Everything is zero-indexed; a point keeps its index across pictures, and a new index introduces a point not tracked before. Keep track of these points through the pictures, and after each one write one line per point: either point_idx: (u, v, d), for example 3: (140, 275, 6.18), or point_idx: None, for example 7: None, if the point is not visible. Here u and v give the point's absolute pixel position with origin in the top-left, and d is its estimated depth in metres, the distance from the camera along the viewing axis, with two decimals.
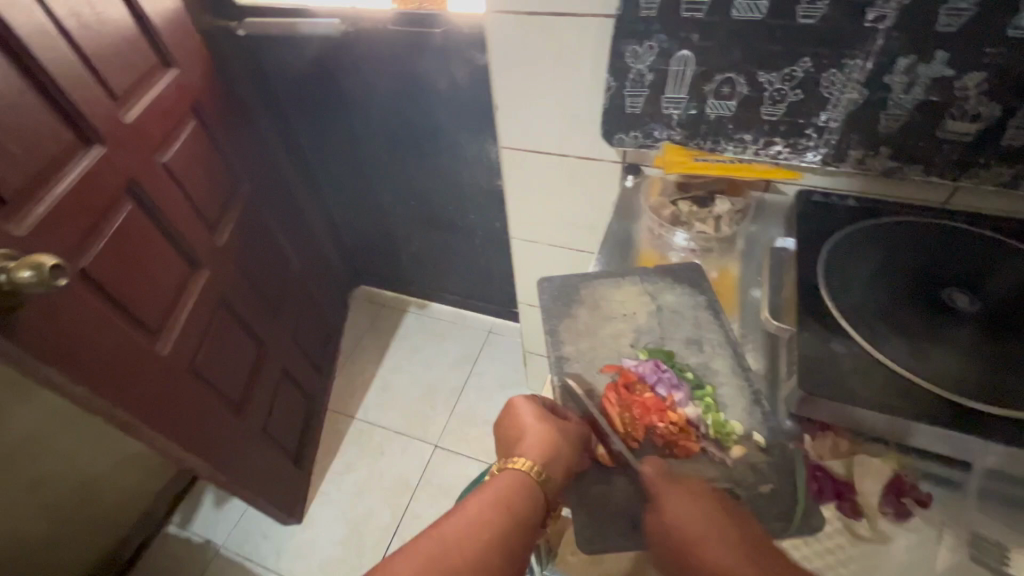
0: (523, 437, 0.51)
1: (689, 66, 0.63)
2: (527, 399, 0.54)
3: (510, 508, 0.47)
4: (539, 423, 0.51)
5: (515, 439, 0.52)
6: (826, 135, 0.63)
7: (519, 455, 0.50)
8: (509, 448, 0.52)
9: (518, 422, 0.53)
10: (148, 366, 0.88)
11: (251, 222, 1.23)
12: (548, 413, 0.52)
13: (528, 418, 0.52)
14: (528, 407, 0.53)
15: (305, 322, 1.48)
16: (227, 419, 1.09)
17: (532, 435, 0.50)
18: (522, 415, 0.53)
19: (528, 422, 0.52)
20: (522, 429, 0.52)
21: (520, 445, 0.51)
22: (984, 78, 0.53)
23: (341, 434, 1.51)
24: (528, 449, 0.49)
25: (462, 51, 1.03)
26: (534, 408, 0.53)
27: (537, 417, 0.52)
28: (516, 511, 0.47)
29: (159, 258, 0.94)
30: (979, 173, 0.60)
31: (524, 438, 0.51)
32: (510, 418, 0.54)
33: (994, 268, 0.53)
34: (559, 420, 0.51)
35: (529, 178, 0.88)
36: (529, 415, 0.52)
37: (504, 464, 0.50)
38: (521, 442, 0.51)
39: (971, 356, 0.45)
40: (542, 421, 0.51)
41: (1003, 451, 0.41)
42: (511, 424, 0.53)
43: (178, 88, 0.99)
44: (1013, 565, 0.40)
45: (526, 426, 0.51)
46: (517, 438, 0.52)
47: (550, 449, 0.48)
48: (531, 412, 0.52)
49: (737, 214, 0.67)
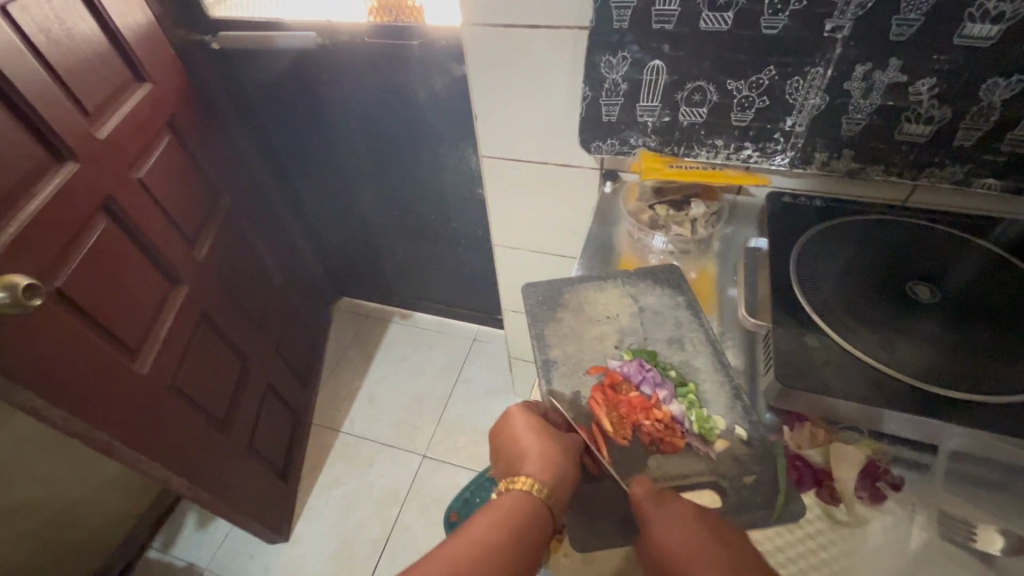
0: (522, 454, 0.50)
1: (661, 75, 0.66)
2: (521, 413, 0.53)
3: (515, 531, 0.45)
4: (537, 439, 0.51)
5: (513, 456, 0.51)
6: (793, 139, 0.66)
7: (520, 473, 0.49)
8: (507, 466, 0.51)
9: (516, 438, 0.52)
10: (128, 385, 0.86)
11: (230, 236, 1.22)
12: (543, 426, 0.52)
13: (525, 433, 0.52)
14: (523, 421, 0.53)
15: (288, 336, 1.46)
16: (211, 437, 1.07)
17: (531, 452, 0.50)
18: (519, 432, 0.52)
19: (528, 437, 0.51)
20: (519, 446, 0.51)
21: (519, 462, 0.50)
22: (935, 84, 0.57)
23: (327, 448, 1.49)
24: (529, 467, 0.49)
25: (441, 63, 1.04)
26: (529, 421, 0.53)
27: (534, 431, 0.52)
28: (521, 533, 0.46)
29: (137, 276, 0.92)
30: (936, 172, 0.63)
31: (522, 455, 0.50)
32: (505, 433, 0.53)
33: (954, 261, 0.56)
34: (554, 432, 0.52)
35: (510, 187, 0.90)
36: (526, 430, 0.52)
37: (504, 484, 0.49)
38: (520, 460, 0.50)
39: (935, 345, 0.48)
40: (539, 436, 0.51)
41: (965, 431, 0.44)
42: (508, 441, 0.52)
43: (153, 103, 0.98)
44: (978, 539, 0.43)
45: (523, 444, 0.51)
46: (514, 455, 0.51)
47: (551, 465, 0.48)
48: (527, 426, 0.52)
49: (711, 217, 0.70)
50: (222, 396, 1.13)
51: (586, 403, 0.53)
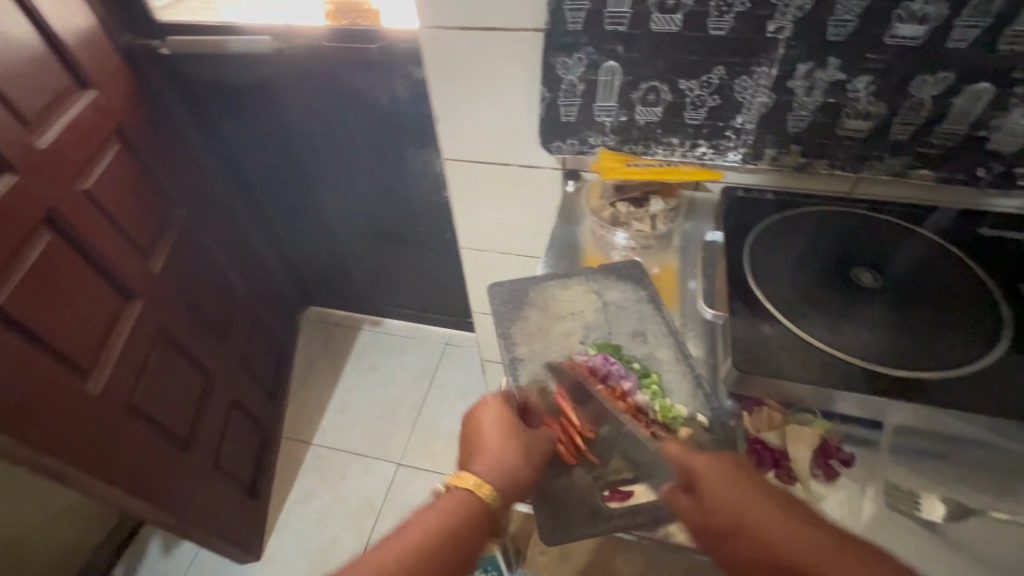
0: (481, 451, 0.50)
1: (616, 76, 0.67)
2: (493, 404, 0.53)
3: (453, 530, 0.47)
4: (500, 436, 0.50)
5: (471, 449, 0.52)
6: (743, 136, 0.69)
7: (473, 471, 0.49)
8: (465, 457, 0.52)
9: (481, 434, 0.52)
10: (79, 407, 0.82)
11: (189, 246, 1.17)
12: (512, 420, 0.52)
13: (490, 427, 0.51)
14: (493, 413, 0.52)
15: (255, 348, 1.42)
16: (174, 456, 1.03)
17: (489, 451, 0.50)
18: (486, 429, 0.51)
19: (494, 438, 0.51)
20: (481, 441, 0.51)
21: (476, 459, 0.50)
22: (870, 81, 0.60)
23: (298, 461, 1.45)
24: (483, 466, 0.49)
25: (401, 66, 1.04)
26: (498, 414, 0.52)
27: (500, 426, 0.51)
28: (458, 535, 0.47)
29: (86, 291, 0.88)
30: (875, 165, 0.67)
31: (481, 451, 0.50)
32: (474, 422, 0.53)
33: (895, 249, 0.59)
34: (523, 432, 0.51)
35: (474, 189, 0.90)
36: (491, 424, 0.52)
37: (454, 476, 0.50)
38: (478, 455, 0.51)
39: (879, 328, 0.51)
40: (502, 432, 0.51)
41: (908, 408, 0.47)
42: (474, 435, 0.52)
43: (98, 110, 0.94)
44: (923, 509, 0.46)
45: (484, 439, 0.51)
46: (474, 447, 0.51)
47: (505, 467, 0.49)
48: (494, 419, 0.52)
49: (671, 213, 0.71)
50: (185, 414, 1.09)
51: (553, 398, 0.54)
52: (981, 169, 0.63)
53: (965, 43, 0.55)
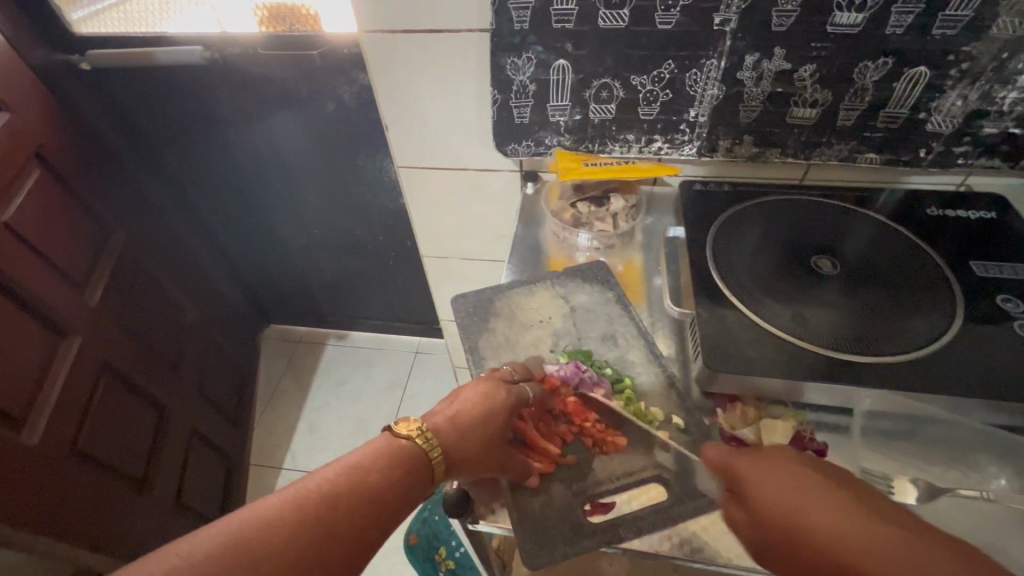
0: (454, 418, 0.47)
1: (567, 74, 0.66)
2: (494, 383, 0.50)
3: (394, 481, 0.43)
4: (481, 416, 0.48)
5: (443, 409, 0.48)
6: (697, 129, 0.69)
7: (436, 431, 0.46)
8: (435, 412, 0.48)
9: (456, 398, 0.49)
10: (13, 461, 0.75)
11: (129, 274, 1.10)
12: (502, 406, 0.49)
13: (475, 402, 0.48)
14: (488, 391, 0.49)
15: (212, 374, 1.35)
16: (125, 500, 0.96)
17: (461, 423, 0.47)
18: (462, 395, 0.49)
19: (466, 403, 0.48)
20: (460, 409, 0.48)
21: (444, 423, 0.47)
22: (816, 69, 0.61)
23: (269, 488, 1.39)
24: (448, 431, 0.46)
25: (345, 71, 1.00)
26: (490, 392, 0.49)
27: (484, 407, 0.48)
28: (399, 488, 0.43)
29: (11, 334, 0.80)
30: (825, 151, 0.68)
31: (454, 417, 0.47)
32: (467, 389, 0.50)
33: (847, 233, 0.60)
34: (495, 405, 0.49)
35: (432, 197, 0.87)
36: (478, 400, 0.49)
37: (415, 423, 0.46)
38: (446, 415, 0.48)
39: (840, 312, 0.52)
40: (484, 416, 0.48)
41: (875, 392, 0.47)
42: (449, 398, 0.50)
43: (13, 134, 0.86)
44: (896, 489, 0.46)
45: (463, 410, 0.48)
46: (451, 407, 0.48)
47: (467, 448, 0.46)
48: (484, 398, 0.49)
49: (632, 210, 0.71)
50: (139, 453, 1.02)
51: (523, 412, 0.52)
52: (923, 150, 0.65)
53: (902, 29, 0.56)
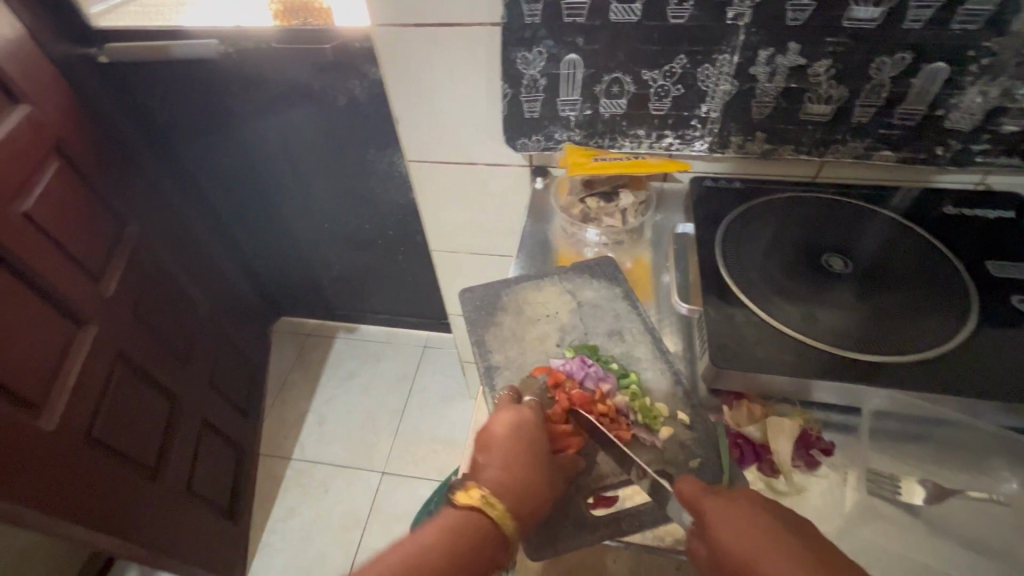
0: (504, 468, 0.46)
1: (578, 68, 0.66)
2: (529, 417, 0.48)
3: (461, 557, 0.42)
4: (527, 456, 0.46)
5: (496, 461, 0.46)
6: (709, 125, 0.68)
7: (495, 489, 0.44)
8: (481, 467, 0.46)
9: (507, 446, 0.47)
10: (33, 445, 0.77)
11: (144, 265, 1.11)
12: (536, 435, 0.48)
13: (512, 442, 0.47)
14: (515, 425, 0.48)
15: (224, 365, 1.37)
16: (140, 485, 0.98)
17: (515, 472, 0.45)
18: (513, 444, 0.47)
19: (517, 456, 0.46)
20: (504, 456, 0.46)
21: (497, 475, 0.45)
22: (830, 65, 0.60)
23: (278, 479, 1.41)
24: (505, 484, 0.45)
25: (357, 66, 1.00)
26: (535, 439, 0.47)
27: (534, 455, 0.46)
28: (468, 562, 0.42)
29: (30, 320, 0.82)
30: (839, 148, 0.67)
31: (504, 468, 0.46)
32: (491, 425, 0.48)
33: (860, 232, 0.60)
34: (542, 453, 0.47)
35: (441, 191, 0.88)
36: (512, 437, 0.47)
37: (473, 490, 0.44)
38: (503, 471, 0.46)
39: (852, 312, 0.51)
40: (529, 454, 0.46)
41: (884, 392, 0.47)
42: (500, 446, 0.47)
43: (32, 126, 0.88)
44: (903, 491, 0.44)
45: (507, 456, 0.46)
46: (505, 460, 0.46)
47: (532, 495, 0.45)
48: (518, 433, 0.47)
49: (641, 206, 0.71)
50: (152, 441, 1.04)
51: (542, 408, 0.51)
52: (939, 148, 0.64)
53: (921, 24, 0.55)
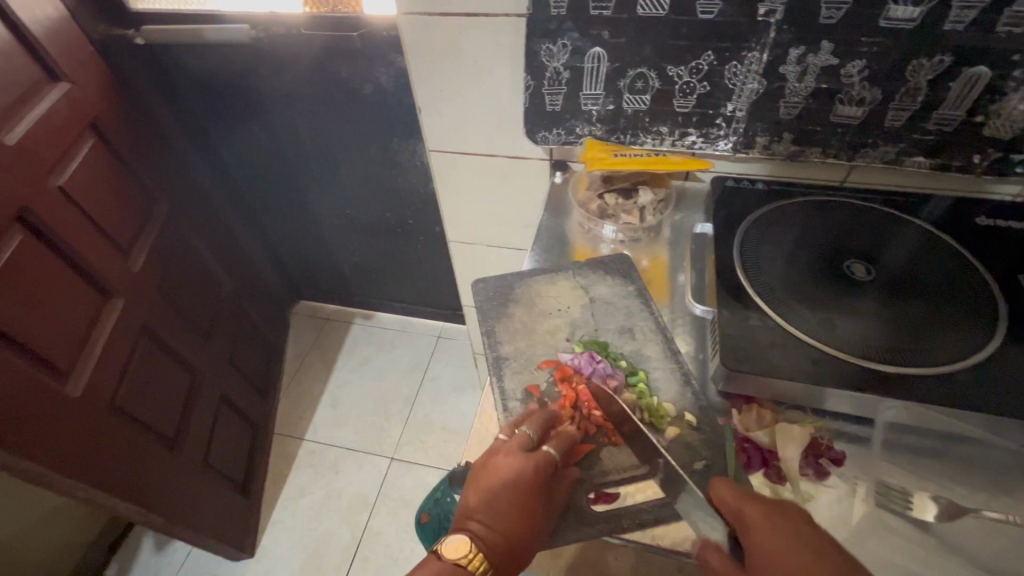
0: (499, 528, 0.47)
1: (602, 62, 0.65)
2: (533, 471, 0.48)
3: None
4: (524, 523, 0.47)
5: (492, 516, 0.47)
6: (734, 124, 0.67)
7: (485, 544, 0.46)
8: (478, 518, 0.47)
9: (504, 501, 0.47)
10: (60, 410, 0.80)
11: (170, 243, 1.14)
12: (539, 502, 0.47)
13: (514, 503, 0.47)
14: (522, 485, 0.47)
15: (243, 344, 1.40)
16: (160, 455, 1.01)
17: (509, 537, 0.46)
18: (510, 501, 0.47)
19: (515, 514, 0.47)
20: (502, 516, 0.47)
21: (491, 535, 0.47)
22: (865, 65, 0.58)
23: (290, 458, 1.44)
24: (496, 544, 0.46)
25: (384, 54, 1.01)
26: (535, 497, 0.47)
27: (531, 515, 0.47)
28: None
29: (62, 290, 0.86)
30: (870, 152, 0.65)
31: (499, 527, 0.47)
32: (496, 474, 0.48)
33: (887, 240, 0.58)
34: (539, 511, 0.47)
35: (461, 182, 0.88)
36: (513, 492, 0.47)
37: (465, 543, 0.46)
38: (496, 527, 0.47)
39: (871, 320, 0.50)
40: (527, 521, 0.47)
41: (900, 404, 0.45)
42: (496, 499, 0.47)
43: (70, 103, 0.91)
44: (914, 508, 0.43)
45: (505, 518, 0.47)
46: (499, 514, 0.47)
47: (517, 558, 0.47)
48: (522, 496, 0.47)
49: (660, 204, 0.70)
50: (172, 414, 1.07)
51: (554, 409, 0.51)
52: (977, 156, 0.62)
53: (963, 25, 0.53)
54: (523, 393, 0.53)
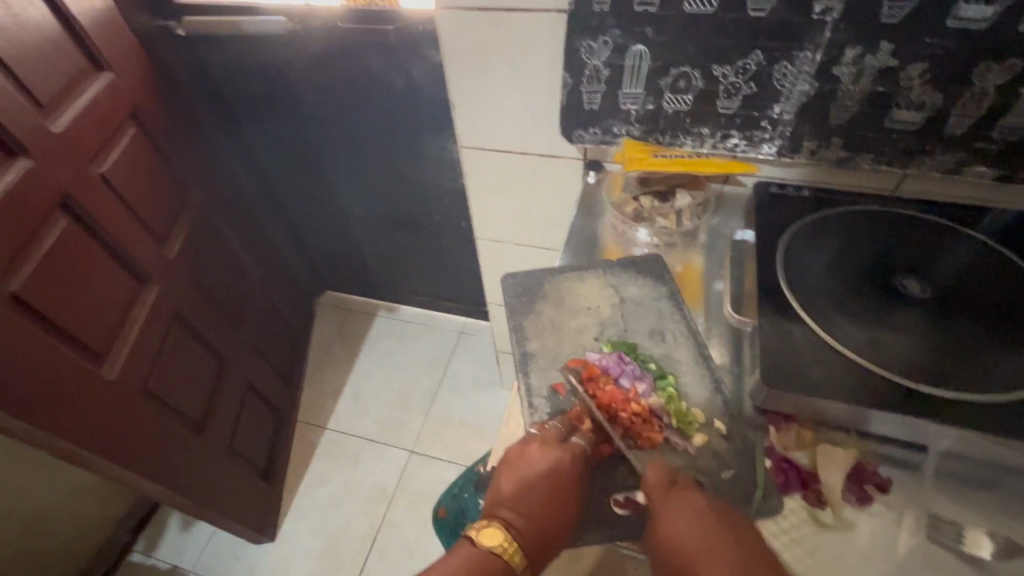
0: (530, 516, 0.45)
1: (644, 60, 0.63)
2: (563, 461, 0.46)
3: None
4: (555, 513, 0.45)
5: (524, 504, 0.46)
6: (780, 127, 0.64)
7: (517, 532, 0.45)
8: (510, 506, 0.47)
9: (535, 490, 0.46)
10: (95, 393, 0.83)
11: (203, 232, 1.17)
12: (572, 492, 0.46)
13: (544, 491, 0.46)
14: (553, 475, 0.46)
15: (269, 332, 1.42)
16: (188, 438, 1.04)
17: (540, 526, 0.45)
18: (540, 489, 0.46)
19: (545, 501, 0.45)
20: (534, 504, 0.46)
21: (522, 523, 0.45)
22: (927, 68, 0.55)
23: (312, 445, 1.47)
24: (528, 534, 0.45)
25: (418, 48, 1.00)
26: (564, 486, 0.46)
27: (562, 504, 0.45)
28: None
29: (101, 274, 0.88)
30: (925, 160, 0.61)
31: (531, 515, 0.46)
32: (527, 463, 0.48)
33: (938, 254, 0.55)
34: (570, 501, 0.45)
35: (491, 179, 0.87)
36: (543, 480, 0.46)
37: (498, 531, 0.46)
38: (527, 515, 0.46)
39: (921, 339, 0.47)
40: (560, 511, 0.45)
41: (955, 434, 0.43)
42: (529, 487, 0.47)
43: (114, 92, 0.93)
44: (966, 542, 0.42)
45: (537, 506, 0.45)
46: (530, 501, 0.46)
47: (551, 549, 0.45)
48: (552, 484, 0.46)
49: (698, 208, 0.68)
50: (199, 398, 1.10)
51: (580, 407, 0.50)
52: None
53: None
54: (549, 390, 0.52)
